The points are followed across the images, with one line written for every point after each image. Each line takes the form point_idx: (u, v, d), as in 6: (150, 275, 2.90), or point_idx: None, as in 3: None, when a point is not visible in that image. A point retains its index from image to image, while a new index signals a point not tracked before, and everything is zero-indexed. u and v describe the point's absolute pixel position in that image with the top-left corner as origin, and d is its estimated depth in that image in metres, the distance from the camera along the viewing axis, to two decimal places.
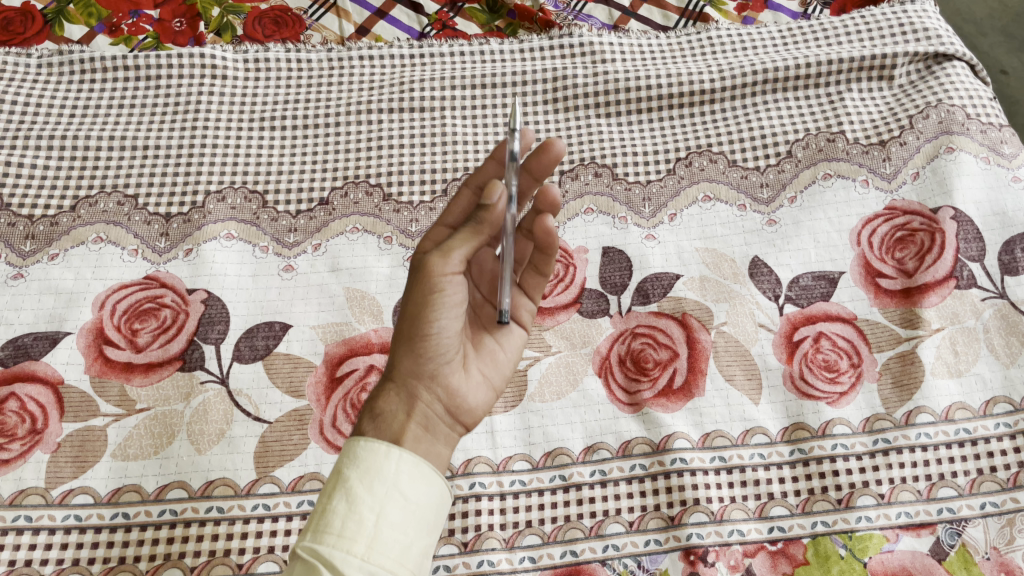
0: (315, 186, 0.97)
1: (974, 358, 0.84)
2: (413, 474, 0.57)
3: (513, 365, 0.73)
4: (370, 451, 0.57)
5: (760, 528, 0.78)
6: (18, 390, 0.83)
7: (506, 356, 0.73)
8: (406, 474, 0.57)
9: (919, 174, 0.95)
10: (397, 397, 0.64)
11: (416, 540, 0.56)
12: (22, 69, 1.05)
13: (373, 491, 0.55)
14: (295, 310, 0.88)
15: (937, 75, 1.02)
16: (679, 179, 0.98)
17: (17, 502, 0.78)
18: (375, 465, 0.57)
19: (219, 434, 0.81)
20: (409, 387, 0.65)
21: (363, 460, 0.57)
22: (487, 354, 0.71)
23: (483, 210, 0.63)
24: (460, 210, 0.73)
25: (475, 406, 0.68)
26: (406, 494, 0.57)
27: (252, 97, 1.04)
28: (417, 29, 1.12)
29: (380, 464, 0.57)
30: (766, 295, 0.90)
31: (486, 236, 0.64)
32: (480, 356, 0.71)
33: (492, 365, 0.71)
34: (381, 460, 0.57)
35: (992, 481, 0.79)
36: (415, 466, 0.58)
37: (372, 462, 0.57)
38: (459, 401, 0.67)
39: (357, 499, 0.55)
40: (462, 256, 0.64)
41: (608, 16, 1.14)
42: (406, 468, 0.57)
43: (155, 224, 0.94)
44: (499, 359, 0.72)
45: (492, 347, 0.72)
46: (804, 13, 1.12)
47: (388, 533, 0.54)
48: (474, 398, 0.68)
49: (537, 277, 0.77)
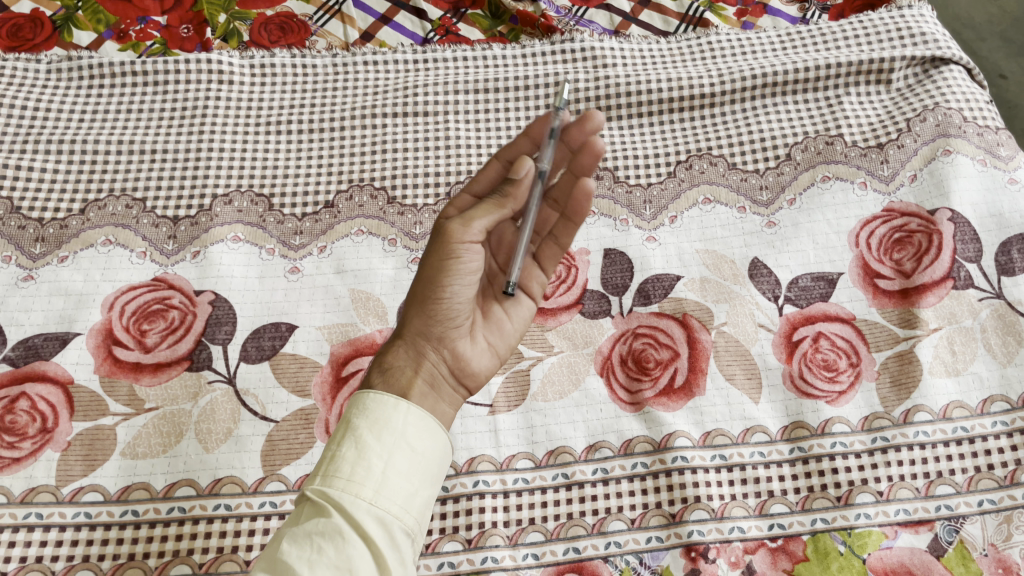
0: (321, 190, 0.98)
1: (971, 357, 0.85)
2: (419, 427, 0.60)
3: (520, 338, 0.76)
4: (379, 403, 0.60)
5: (760, 525, 0.79)
6: (29, 390, 0.84)
7: (514, 327, 0.75)
8: (412, 427, 0.60)
9: (917, 176, 0.96)
10: (407, 354, 0.67)
11: (420, 489, 0.59)
12: (31, 75, 1.06)
13: (381, 440, 0.58)
14: (301, 311, 0.89)
15: (934, 78, 1.04)
16: (679, 182, 0.99)
17: (27, 500, 0.79)
18: (384, 416, 0.59)
19: (227, 433, 0.82)
20: (419, 347, 0.68)
21: (372, 411, 0.60)
22: (495, 324, 0.74)
23: (511, 183, 0.70)
24: (488, 179, 0.77)
25: (480, 372, 0.71)
26: (412, 445, 0.59)
27: (258, 101, 1.05)
28: (421, 35, 1.13)
29: (388, 415, 0.59)
30: (766, 295, 0.91)
31: (509, 209, 0.70)
32: (488, 325, 0.74)
33: (499, 335, 0.74)
34: (390, 412, 0.60)
35: (990, 478, 0.80)
36: (422, 419, 0.61)
37: (381, 414, 0.59)
38: (465, 365, 0.70)
39: (366, 446, 0.57)
40: (483, 225, 0.69)
41: (609, 21, 1.15)
42: (413, 420, 0.60)
43: (163, 227, 0.95)
44: (506, 330, 0.75)
45: (501, 318, 0.75)
46: (803, 18, 1.14)
47: (394, 480, 0.57)
48: (479, 363, 0.71)
49: (554, 249, 0.80)
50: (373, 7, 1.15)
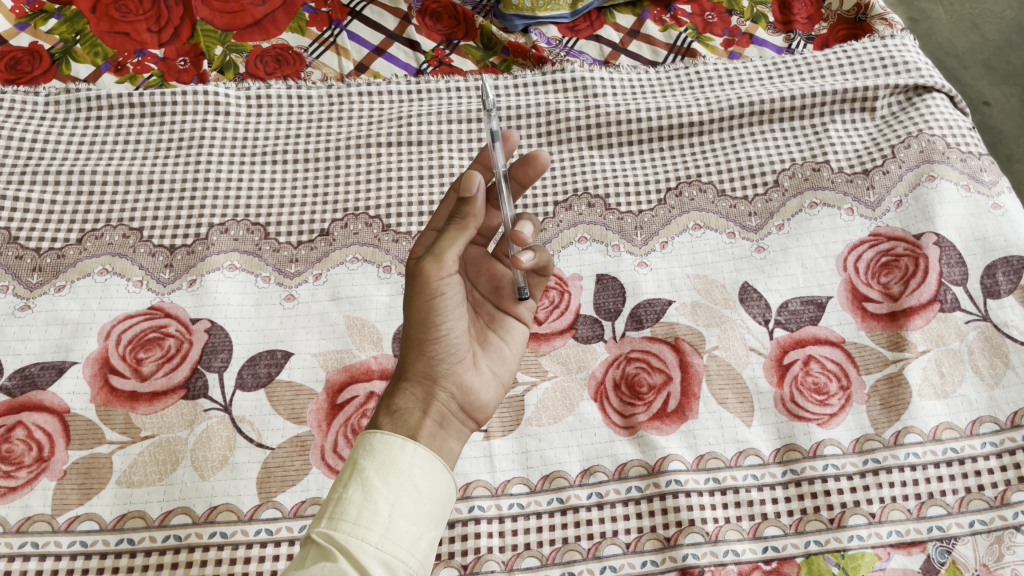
0: (315, 219, 0.99)
1: (959, 379, 0.87)
2: (426, 468, 0.59)
3: (518, 360, 0.76)
4: (385, 444, 0.59)
5: (753, 548, 0.80)
6: (25, 419, 0.84)
7: (511, 353, 0.75)
8: (419, 468, 0.59)
9: (902, 202, 0.98)
10: (414, 396, 0.65)
11: (426, 531, 0.58)
12: (29, 106, 1.08)
13: (388, 482, 0.57)
14: (296, 338, 0.90)
15: (917, 106, 1.06)
16: (670, 209, 1.01)
17: (23, 528, 0.79)
18: (390, 457, 0.58)
19: (222, 460, 0.82)
20: (426, 387, 0.66)
21: (379, 451, 0.59)
22: (494, 352, 0.74)
23: (465, 203, 0.66)
24: (449, 212, 0.78)
25: (486, 403, 0.70)
26: (419, 486, 0.58)
27: (254, 132, 1.07)
28: (414, 66, 1.15)
29: (394, 456, 0.58)
30: (757, 320, 0.92)
31: (474, 226, 0.67)
32: (489, 355, 0.73)
33: (500, 363, 0.74)
34: (396, 452, 0.59)
35: (980, 499, 0.81)
36: (429, 460, 0.60)
37: (387, 454, 0.58)
38: (473, 399, 0.68)
39: (372, 488, 0.56)
40: (454, 255, 0.66)
41: (599, 52, 1.17)
42: (420, 461, 0.59)
43: (160, 256, 0.96)
44: (505, 356, 0.75)
45: (498, 346, 0.74)
46: (788, 48, 1.17)
47: (401, 523, 0.56)
48: (485, 395, 0.70)
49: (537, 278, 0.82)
50: (367, 38, 1.17)
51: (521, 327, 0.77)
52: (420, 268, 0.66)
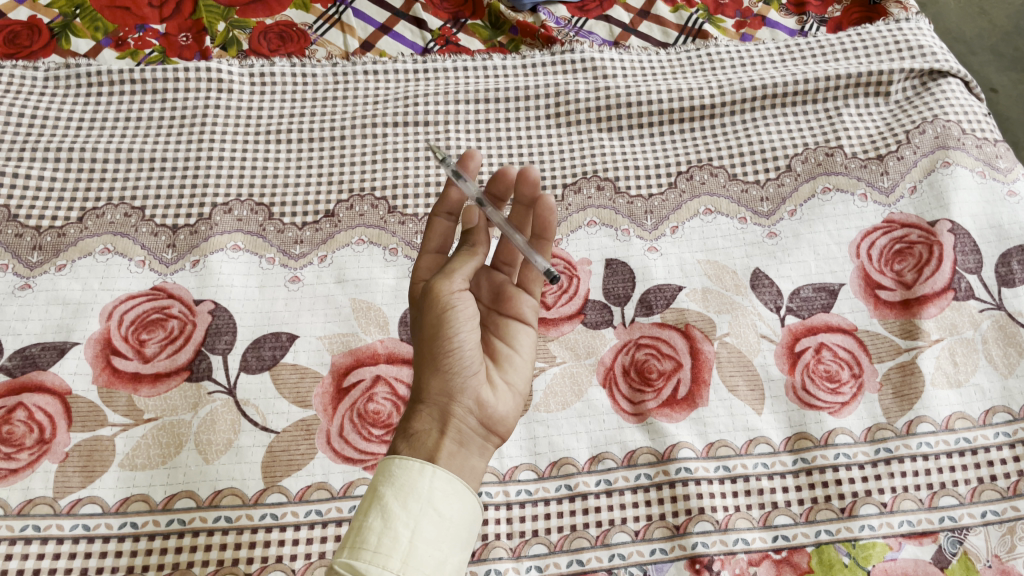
0: (320, 200, 0.97)
1: (972, 368, 0.86)
2: (446, 492, 0.57)
3: (530, 369, 0.73)
4: (404, 469, 0.57)
5: (764, 537, 0.79)
6: (26, 400, 0.83)
7: (523, 360, 0.73)
8: (439, 491, 0.57)
9: (917, 188, 0.96)
10: (431, 417, 0.64)
11: (449, 556, 0.56)
12: (29, 82, 1.05)
13: (408, 507, 0.55)
14: (301, 321, 0.89)
15: (932, 91, 1.04)
16: (680, 193, 0.99)
17: (25, 511, 0.78)
18: (409, 483, 0.57)
19: (227, 444, 0.81)
20: (442, 405, 0.64)
21: (398, 477, 0.57)
22: (507, 364, 0.72)
23: (469, 232, 0.71)
24: (440, 236, 0.77)
25: (507, 415, 0.68)
26: (440, 510, 0.56)
27: (258, 110, 1.05)
28: (421, 45, 1.14)
29: (413, 481, 0.57)
30: (768, 306, 0.91)
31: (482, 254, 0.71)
32: (502, 368, 0.71)
33: (514, 372, 0.71)
34: (415, 477, 0.57)
35: (993, 489, 0.80)
36: (449, 482, 0.58)
37: (406, 479, 0.57)
38: (492, 412, 0.66)
39: (392, 515, 0.55)
40: (465, 275, 0.69)
41: (609, 32, 1.15)
42: (439, 484, 0.57)
43: (163, 235, 0.94)
44: (517, 364, 0.72)
45: (509, 355, 0.72)
46: (801, 30, 1.15)
47: (423, 548, 0.54)
48: (504, 406, 0.68)
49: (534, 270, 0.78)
50: (373, 16, 1.15)
51: (528, 330, 0.75)
52: (430, 287, 0.67)
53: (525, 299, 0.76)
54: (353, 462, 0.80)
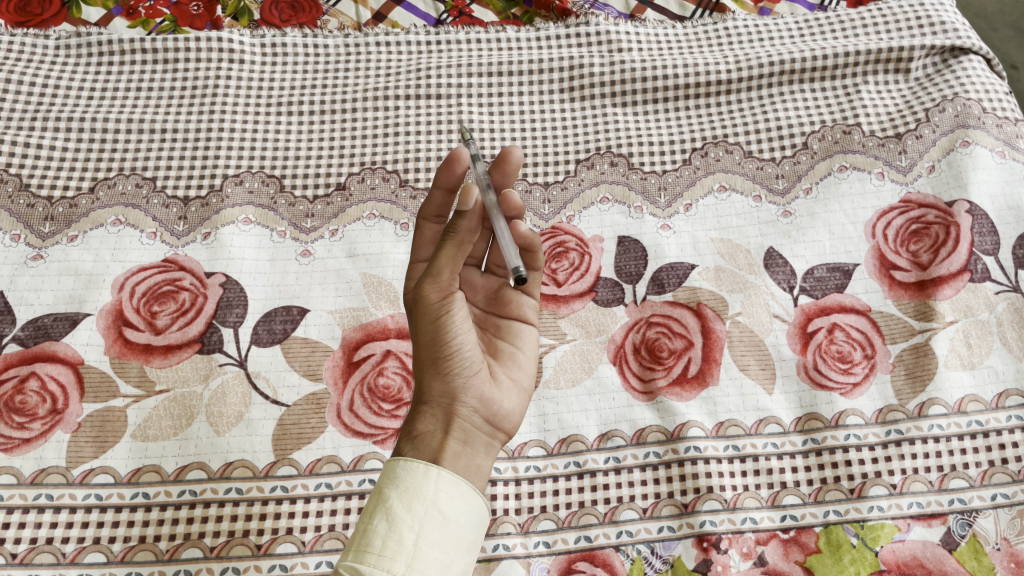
0: (331, 172, 0.97)
1: (987, 351, 0.85)
2: (452, 494, 0.58)
3: (535, 363, 0.73)
4: (409, 472, 0.58)
5: (772, 516, 0.79)
6: (39, 370, 0.84)
7: (527, 356, 0.73)
8: (445, 494, 0.57)
9: (935, 167, 0.95)
10: (435, 418, 0.64)
11: (455, 558, 0.56)
12: (39, 51, 1.05)
13: (412, 511, 0.56)
14: (312, 295, 0.89)
15: (953, 68, 1.03)
16: (695, 169, 0.98)
17: (37, 480, 0.78)
18: (415, 485, 0.57)
19: (238, 416, 0.81)
20: (446, 406, 0.64)
21: (404, 480, 0.57)
22: (510, 360, 0.71)
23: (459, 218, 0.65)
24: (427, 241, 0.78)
25: (512, 410, 0.68)
26: (445, 513, 0.57)
27: (270, 81, 1.04)
28: (433, 16, 1.12)
29: (419, 484, 0.57)
30: (781, 286, 0.90)
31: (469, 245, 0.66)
32: (504, 365, 0.70)
33: (517, 369, 0.71)
34: (421, 479, 0.57)
35: (1003, 472, 0.79)
36: (454, 485, 0.58)
37: (411, 482, 0.57)
38: (496, 408, 0.66)
39: (397, 519, 0.55)
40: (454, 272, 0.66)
41: (625, 5, 1.14)
42: (445, 487, 0.57)
43: (174, 207, 0.94)
44: (521, 361, 0.72)
45: (511, 352, 0.72)
46: (821, 4, 1.12)
47: (428, 551, 0.55)
48: (509, 402, 0.68)
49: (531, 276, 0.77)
50: None
51: (530, 329, 0.74)
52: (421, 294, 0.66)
53: (525, 299, 0.74)
54: (363, 435, 0.81)
